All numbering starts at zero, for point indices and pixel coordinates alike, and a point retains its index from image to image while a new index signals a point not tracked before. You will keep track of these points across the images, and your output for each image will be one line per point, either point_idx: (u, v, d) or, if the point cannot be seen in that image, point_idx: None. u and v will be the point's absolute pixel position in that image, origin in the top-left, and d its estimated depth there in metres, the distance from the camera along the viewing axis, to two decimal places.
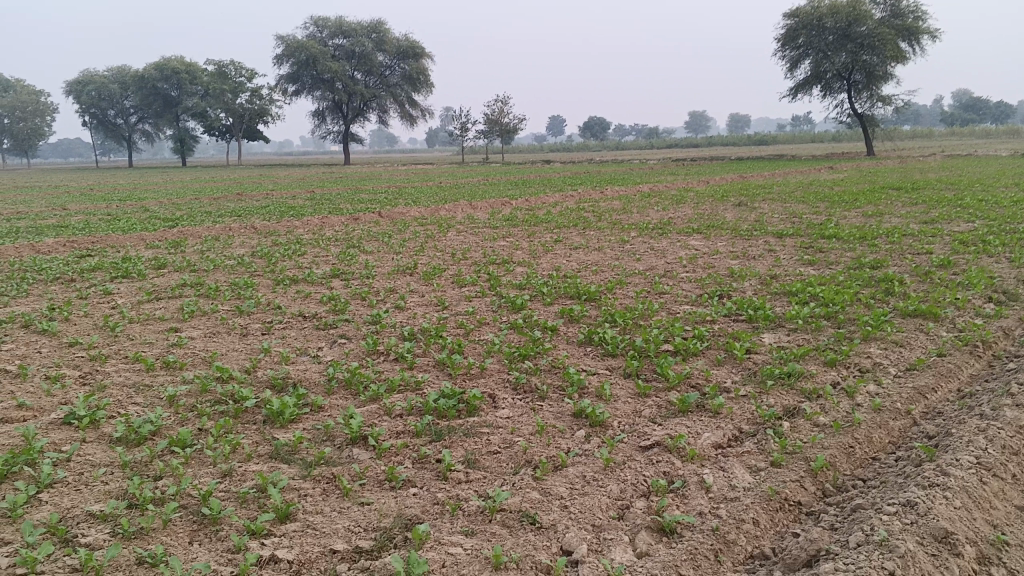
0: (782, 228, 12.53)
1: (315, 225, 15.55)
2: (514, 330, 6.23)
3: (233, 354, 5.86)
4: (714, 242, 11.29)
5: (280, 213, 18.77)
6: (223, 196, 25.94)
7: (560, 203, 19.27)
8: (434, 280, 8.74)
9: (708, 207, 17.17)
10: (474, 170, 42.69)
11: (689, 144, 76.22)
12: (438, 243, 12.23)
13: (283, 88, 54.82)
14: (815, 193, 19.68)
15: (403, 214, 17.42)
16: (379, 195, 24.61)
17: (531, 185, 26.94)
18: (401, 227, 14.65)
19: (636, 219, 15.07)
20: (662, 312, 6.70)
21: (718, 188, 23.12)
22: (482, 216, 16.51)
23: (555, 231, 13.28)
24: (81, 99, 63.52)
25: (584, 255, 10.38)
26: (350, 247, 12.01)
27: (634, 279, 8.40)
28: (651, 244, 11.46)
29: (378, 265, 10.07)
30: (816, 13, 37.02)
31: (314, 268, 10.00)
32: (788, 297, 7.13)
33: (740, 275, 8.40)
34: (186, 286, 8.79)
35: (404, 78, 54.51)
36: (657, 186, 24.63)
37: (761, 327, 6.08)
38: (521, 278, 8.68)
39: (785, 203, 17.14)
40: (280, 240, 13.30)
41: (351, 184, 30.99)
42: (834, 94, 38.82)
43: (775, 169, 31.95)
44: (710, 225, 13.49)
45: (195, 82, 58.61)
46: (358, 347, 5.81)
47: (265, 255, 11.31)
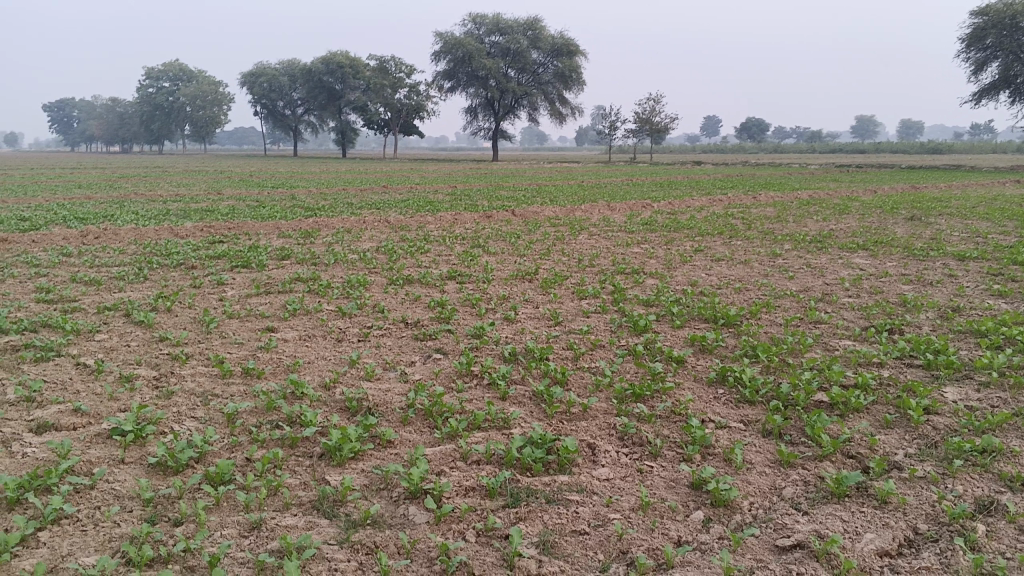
0: (963, 248, 10.92)
1: (448, 221, 15.17)
2: (634, 360, 5.35)
3: (318, 362, 5.31)
4: (882, 261, 9.90)
5: (417, 207, 18.58)
6: (369, 188, 26.30)
7: (707, 207, 18.07)
8: (554, 289, 7.98)
9: (873, 219, 15.51)
10: (622, 169, 41.63)
11: (854, 149, 71.69)
12: (567, 246, 11.47)
13: (438, 83, 55.78)
14: (1000, 208, 17.49)
15: (539, 213, 16.78)
16: (519, 192, 24.17)
17: (678, 188, 25.72)
18: (532, 228, 14.00)
19: (791, 230, 13.73)
20: (815, 348, 5.63)
21: (886, 199, 21.10)
22: (621, 219, 15.59)
23: (697, 239, 12.20)
24: (254, 91, 67.33)
25: (726, 269, 9.31)
26: (476, 246, 11.46)
27: (783, 302, 7.30)
28: (806, 259, 10.21)
29: (499, 268, 9.41)
30: (1010, 10, 33.39)
31: (432, 268, 9.46)
32: (976, 339, 5.85)
33: (913, 304, 7.12)
34: (298, 280, 8.42)
35: (556, 75, 53.69)
36: (817, 193, 22.79)
37: (941, 377, 4.91)
38: (652, 293, 7.76)
39: (966, 220, 15.22)
40: (409, 234, 12.96)
41: (493, 180, 30.75)
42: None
43: (953, 181, 29.10)
44: (875, 240, 12.02)
45: (357, 76, 60.47)
46: (451, 367, 5.11)
47: (388, 250, 10.93)
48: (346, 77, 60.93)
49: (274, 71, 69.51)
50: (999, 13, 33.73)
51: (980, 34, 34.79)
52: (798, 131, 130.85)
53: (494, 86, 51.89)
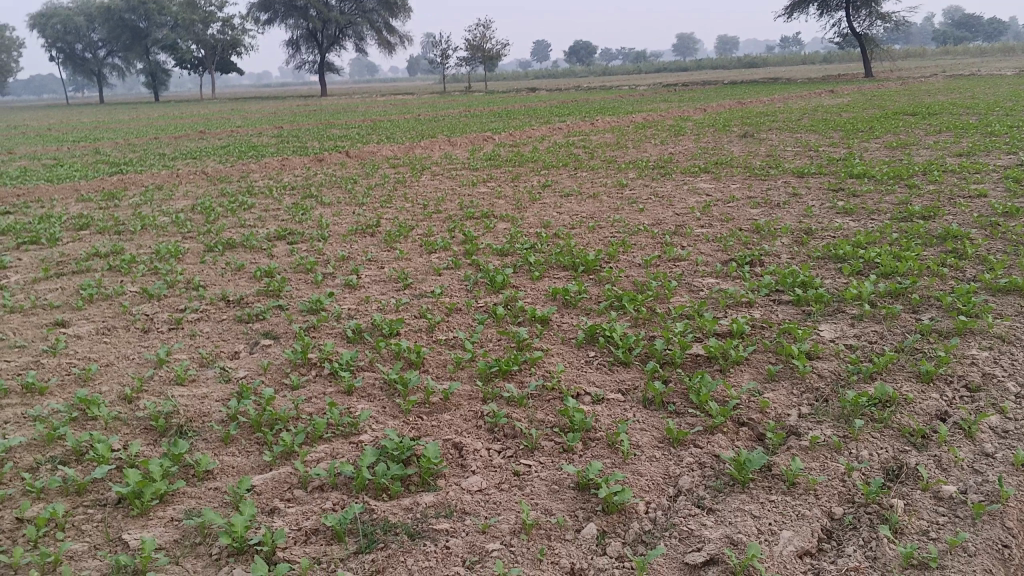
0: (800, 164, 11.08)
1: (276, 169, 13.95)
2: (493, 325, 4.78)
3: (120, 367, 4.40)
4: (727, 184, 9.83)
5: (241, 154, 17.09)
6: (186, 135, 24.14)
7: (548, 136, 17.72)
8: (396, 244, 7.27)
9: (710, 139, 15.67)
10: (458, 99, 40.68)
11: (679, 67, 73.85)
12: (408, 190, 10.71)
13: (255, 16, 52.06)
14: (823, 120, 18.20)
15: (375, 153, 15.80)
16: (352, 130, 22.89)
17: (516, 116, 25.27)
18: (370, 171, 13.07)
19: (633, 155, 13.56)
20: (682, 291, 5.27)
21: (717, 116, 21.55)
22: (462, 154, 14.94)
23: (543, 172, 11.76)
24: (45, 32, 60.47)
25: (576, 205, 8.89)
26: (308, 197, 10.48)
27: (639, 239, 6.94)
28: (654, 187, 9.98)
29: (334, 222, 8.56)
30: None
31: (258, 227, 8.47)
32: (835, 265, 5.70)
33: (767, 231, 6.96)
34: (97, 256, 7.24)
35: (382, 2, 51.41)
36: (653, 115, 23.00)
37: (814, 314, 4.66)
38: (503, 240, 7.20)
39: (794, 134, 15.68)
40: (231, 187, 11.73)
41: (323, 118, 29.06)
42: (834, 13, 36.92)
43: (774, 94, 30.29)
44: (716, 161, 12.03)
45: (164, 11, 55.44)
46: (282, 357, 4.36)
47: (207, 208, 9.77)
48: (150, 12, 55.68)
49: (66, 9, 62.60)
50: None
51: None
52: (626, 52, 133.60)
53: (316, 16, 49.02)
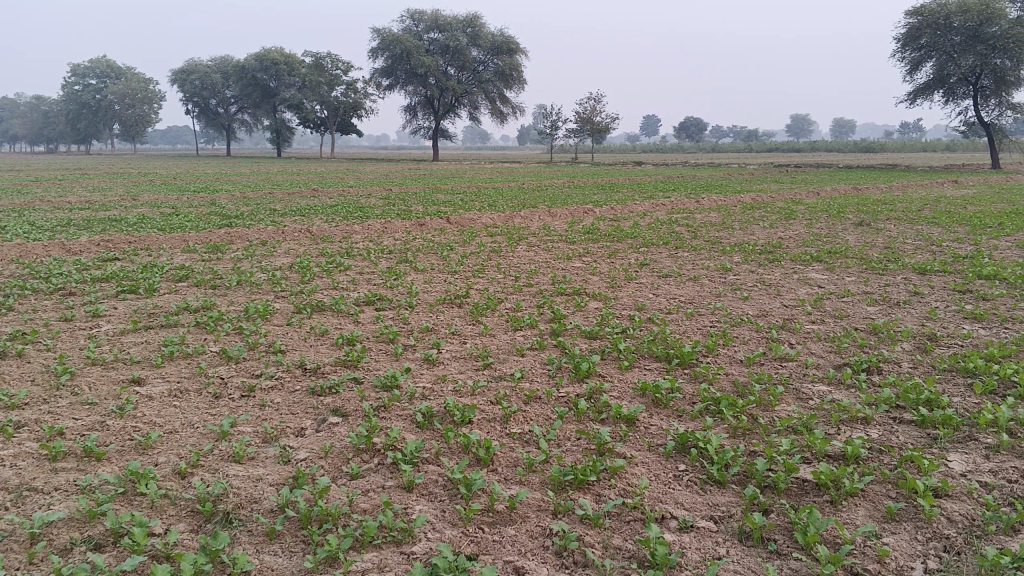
0: (921, 260, 10.35)
1: (377, 231, 14.07)
2: (573, 421, 4.39)
3: (181, 437, 4.22)
4: (840, 277, 9.21)
5: (347, 213, 17.41)
6: (298, 192, 24.96)
7: (651, 213, 17.35)
8: (483, 317, 7.01)
9: (822, 225, 14.97)
10: (564, 169, 40.94)
11: (789, 148, 72.74)
12: (504, 260, 10.53)
13: (375, 82, 54.35)
14: (946, 212, 17.21)
15: (475, 220, 15.81)
16: (457, 196, 23.17)
17: (620, 190, 25.12)
18: (468, 238, 13.01)
19: (739, 238, 13.02)
20: (787, 399, 4.76)
21: (830, 202, 20.75)
22: (562, 226, 14.73)
23: (643, 250, 11.39)
24: (185, 88, 64.72)
25: (675, 288, 8.46)
26: (403, 261, 10.43)
27: (741, 333, 6.45)
28: (760, 274, 9.45)
29: (424, 290, 8.41)
30: (943, 11, 33.67)
31: (349, 290, 8.40)
32: (965, 380, 5.07)
33: (885, 334, 6.36)
34: (187, 310, 7.25)
35: (496, 73, 52.91)
36: (762, 196, 22.40)
37: (940, 440, 4.07)
38: (594, 321, 6.83)
39: (914, 225, 14.83)
40: (331, 247, 11.85)
41: (430, 182, 29.63)
42: (958, 100, 35.60)
43: (892, 181, 29.13)
44: (829, 250, 11.38)
45: (293, 73, 58.52)
46: (346, 439, 4.10)
47: (303, 267, 9.81)
48: (280, 74, 58.86)
49: (205, 68, 67.03)
50: (932, 13, 33.98)
51: (915, 34, 34.97)
52: (736, 131, 132.74)
53: (433, 84, 50.76)
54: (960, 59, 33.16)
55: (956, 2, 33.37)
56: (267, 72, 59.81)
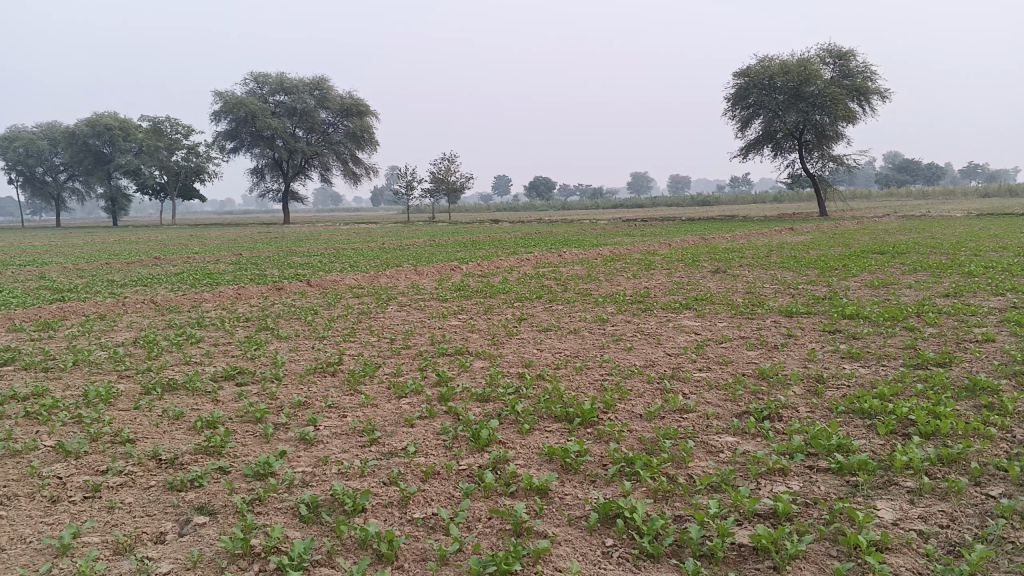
0: (785, 302, 10.69)
1: (231, 298, 13.15)
2: (480, 497, 3.96)
3: (8, 556, 3.44)
4: (714, 323, 9.31)
5: (196, 281, 16.26)
6: (138, 261, 23.31)
7: (517, 268, 17.29)
8: (362, 385, 6.45)
9: (683, 273, 15.35)
10: (421, 228, 40.70)
11: (636, 203, 76.04)
12: (374, 322, 10.01)
13: (220, 146, 52.48)
14: (792, 256, 18.17)
15: (338, 282, 15.17)
16: (315, 258, 22.34)
17: (482, 247, 25.11)
18: (333, 301, 12.36)
19: (608, 289, 13.08)
20: (699, 454, 4.53)
21: (684, 251, 21.51)
22: (430, 284, 14.33)
23: (516, 305, 11.18)
24: (7, 156, 60.07)
25: (558, 342, 8.23)
26: (264, 329, 9.68)
27: (635, 385, 6.25)
28: (637, 324, 9.40)
29: (292, 359, 7.74)
30: (767, 72, 36.45)
31: (206, 365, 7.60)
32: (865, 421, 5.03)
33: (775, 378, 6.34)
34: (13, 399, 6.27)
35: (347, 136, 52.45)
36: (620, 248, 22.97)
37: (862, 487, 3.93)
38: (483, 382, 6.43)
39: (767, 270, 15.49)
40: (181, 318, 10.89)
41: (285, 246, 28.57)
42: (784, 154, 38.29)
43: (736, 231, 30.77)
44: (696, 297, 11.58)
45: (129, 138, 55.61)
46: (218, 544, 3.48)
47: (150, 341, 8.87)
48: (115, 140, 55.77)
49: (28, 134, 62.50)
50: (757, 74, 36.68)
51: (743, 93, 37.60)
52: (584, 188, 137.72)
53: (281, 147, 49.52)
54: (784, 115, 35.83)
55: (778, 64, 36.20)
56: (101, 137, 56.49)
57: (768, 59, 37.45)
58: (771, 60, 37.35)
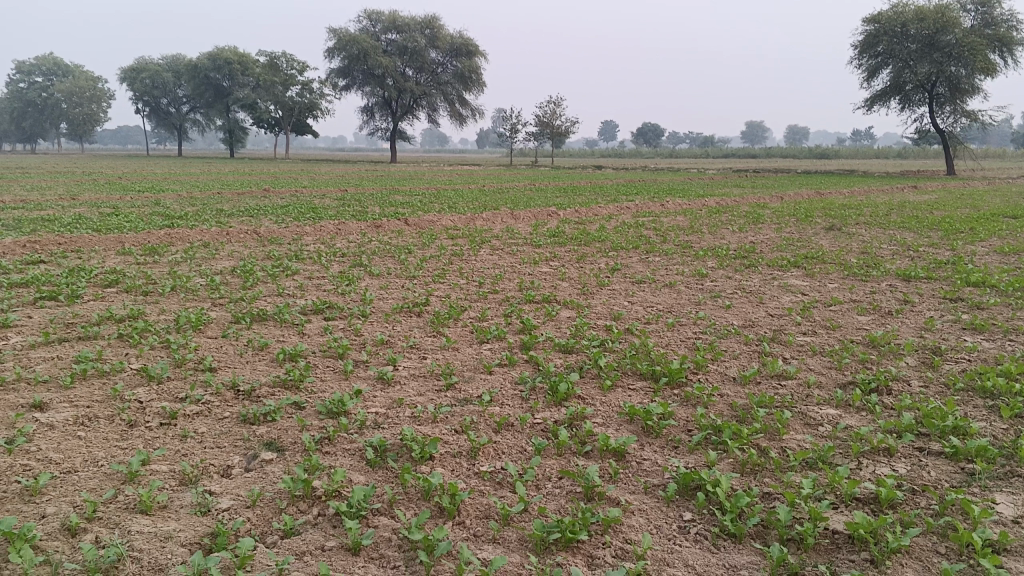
0: (903, 266, 9.94)
1: (330, 232, 13.30)
2: (553, 455, 3.75)
3: (79, 478, 3.47)
4: (822, 284, 8.72)
5: (299, 215, 16.53)
6: (248, 192, 23.99)
7: (617, 216, 16.83)
8: (445, 328, 6.32)
9: (792, 229, 14.54)
10: (523, 172, 40.36)
11: (747, 154, 73.29)
12: (466, 264, 9.88)
13: (332, 82, 53.23)
14: (914, 217, 16.98)
15: (435, 221, 15.12)
16: (415, 197, 22.45)
17: (583, 193, 24.65)
18: (428, 240, 12.31)
19: (710, 242, 12.50)
20: (794, 426, 4.17)
21: (795, 206, 20.47)
22: (526, 229, 14.08)
23: (612, 254, 10.82)
24: (135, 86, 62.81)
25: (651, 295, 7.87)
26: (356, 265, 9.69)
27: (730, 345, 5.87)
28: (738, 280, 8.91)
29: (380, 296, 7.69)
30: (900, 18, 33.93)
31: (295, 297, 7.64)
32: (987, 402, 4.54)
33: (886, 348, 5.84)
34: (111, 320, 6.45)
35: (455, 76, 52.27)
36: (727, 200, 22.09)
37: (980, 477, 3.50)
38: (569, 333, 6.19)
39: (885, 230, 14.51)
40: (279, 250, 11.05)
41: (388, 183, 28.89)
42: (913, 107, 35.84)
43: (853, 187, 29.13)
44: (805, 255, 10.91)
45: (247, 73, 57.14)
46: (280, 483, 3.40)
47: (247, 271, 9.01)
48: (234, 74, 57.41)
49: (154, 66, 65.10)
50: (890, 21, 34.17)
51: (872, 41, 35.16)
52: (694, 136, 133.52)
53: (391, 85, 49.81)
54: (916, 66, 33.35)
55: (914, 10, 33.61)
56: (221, 71, 58.25)
57: (903, 4, 34.80)
58: (907, 4, 34.70)
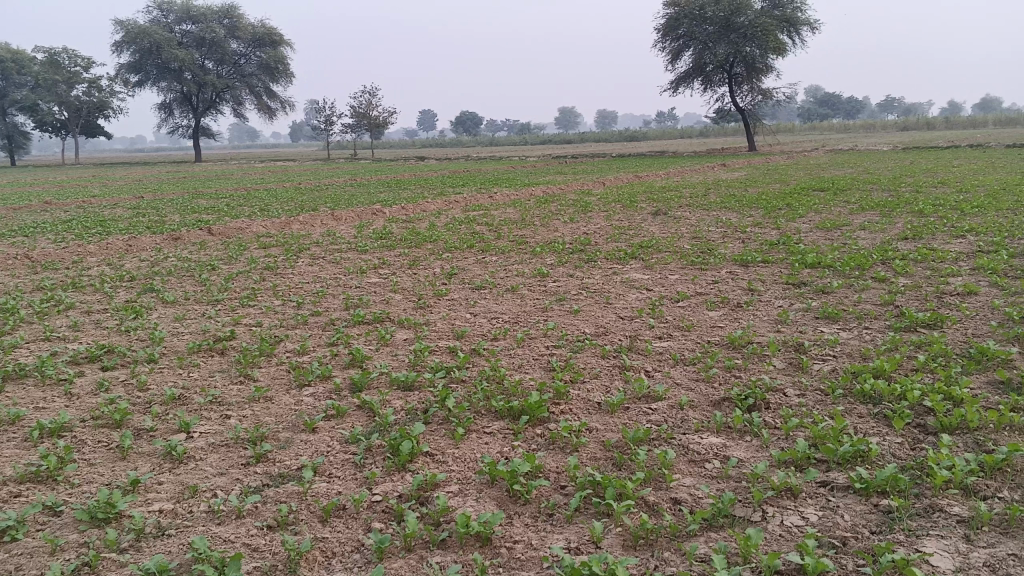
0: (737, 249, 9.82)
1: (119, 251, 11.62)
2: (400, 553, 2.90)
3: None
4: (664, 276, 8.33)
5: (85, 230, 14.52)
6: (27, 206, 21.14)
7: (445, 211, 16.06)
8: (256, 370, 5.26)
9: (621, 216, 14.39)
10: (343, 167, 38.69)
11: (563, 138, 74.79)
12: (281, 280, 8.75)
13: (124, 78, 48.88)
14: (732, 195, 17.41)
15: (246, 229, 13.70)
16: (223, 201, 20.62)
17: (406, 187, 23.72)
18: (237, 253, 10.97)
19: (543, 235, 12.00)
20: (681, 467, 3.56)
21: (619, 189, 20.57)
22: (348, 232, 13.01)
23: (445, 257, 10.02)
24: None
25: (492, 304, 7.12)
26: (150, 291, 8.30)
27: (587, 361, 5.23)
28: (580, 278, 8.39)
29: (176, 332, 6.46)
30: (698, 2, 35.38)
31: (67, 342, 6.26)
32: (871, 410, 4.14)
33: (750, 349, 5.41)
34: None
35: (261, 67, 49.49)
36: (552, 188, 21.94)
37: (901, 517, 3.01)
38: (405, 362, 5.34)
39: (708, 211, 14.64)
40: (55, 278, 9.37)
41: (194, 187, 26.52)
42: (714, 89, 37.58)
43: (668, 167, 30.06)
44: (641, 244, 10.62)
45: (23, 71, 51.36)
46: None
47: (8, 311, 7.42)
48: (9, 73, 51.42)
49: None
50: (688, 5, 35.56)
51: (674, 25, 36.50)
52: (514, 123, 135.35)
53: (191, 80, 46.37)
54: (715, 48, 34.87)
55: None
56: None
57: None
58: None
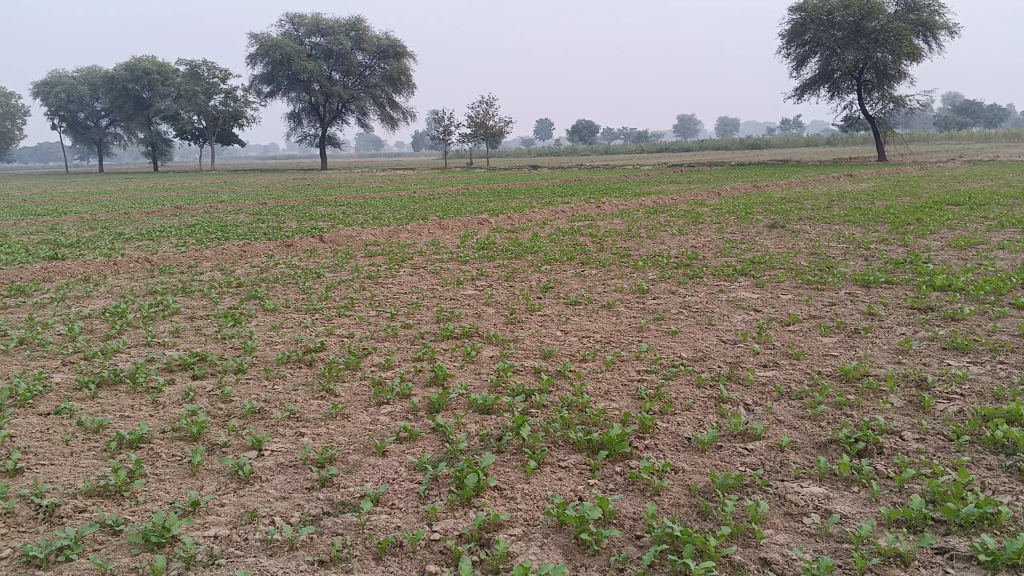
0: (858, 268, 9.13)
1: (233, 257, 11.97)
2: None
3: None
4: (775, 295, 7.80)
5: (207, 235, 15.11)
6: (160, 210, 22.31)
7: (551, 221, 15.85)
8: (337, 385, 5.17)
9: (734, 229, 13.78)
10: (458, 175, 39.11)
11: (680, 147, 73.38)
12: (378, 291, 8.73)
13: (256, 89, 51.21)
14: (856, 209, 16.42)
15: (355, 236, 13.90)
16: (339, 208, 21.13)
17: (516, 196, 23.68)
18: (342, 261, 11.08)
19: (649, 248, 11.59)
20: (774, 521, 3.18)
21: (734, 201, 19.83)
22: (452, 241, 12.97)
23: (545, 269, 9.78)
24: (48, 101, 59.44)
25: (586, 322, 6.83)
26: (254, 298, 8.44)
27: (680, 391, 4.85)
28: (683, 296, 7.97)
29: (269, 341, 6.49)
30: (825, 6, 33.88)
31: (166, 348, 6.38)
32: (1003, 463, 3.61)
33: (865, 384, 4.90)
34: None
35: (383, 78, 50.83)
36: (664, 198, 21.37)
37: None
38: (488, 382, 5.12)
39: (829, 225, 13.81)
40: (169, 282, 9.70)
41: (314, 194, 27.40)
42: (841, 96, 35.85)
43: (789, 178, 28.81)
44: (752, 260, 10.06)
45: (167, 83, 54.56)
46: None
47: (120, 314, 7.68)
48: (154, 84, 54.77)
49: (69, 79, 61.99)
50: (815, 9, 34.12)
51: (799, 30, 35.09)
52: (630, 131, 134.00)
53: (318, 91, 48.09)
54: (843, 54, 33.25)
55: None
56: (140, 82, 55.44)
57: None
58: None
